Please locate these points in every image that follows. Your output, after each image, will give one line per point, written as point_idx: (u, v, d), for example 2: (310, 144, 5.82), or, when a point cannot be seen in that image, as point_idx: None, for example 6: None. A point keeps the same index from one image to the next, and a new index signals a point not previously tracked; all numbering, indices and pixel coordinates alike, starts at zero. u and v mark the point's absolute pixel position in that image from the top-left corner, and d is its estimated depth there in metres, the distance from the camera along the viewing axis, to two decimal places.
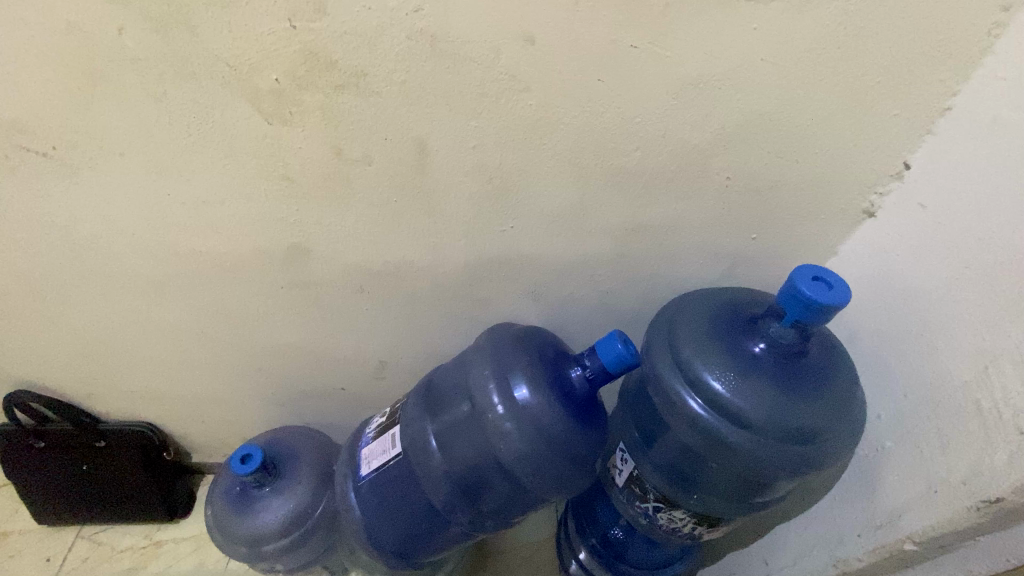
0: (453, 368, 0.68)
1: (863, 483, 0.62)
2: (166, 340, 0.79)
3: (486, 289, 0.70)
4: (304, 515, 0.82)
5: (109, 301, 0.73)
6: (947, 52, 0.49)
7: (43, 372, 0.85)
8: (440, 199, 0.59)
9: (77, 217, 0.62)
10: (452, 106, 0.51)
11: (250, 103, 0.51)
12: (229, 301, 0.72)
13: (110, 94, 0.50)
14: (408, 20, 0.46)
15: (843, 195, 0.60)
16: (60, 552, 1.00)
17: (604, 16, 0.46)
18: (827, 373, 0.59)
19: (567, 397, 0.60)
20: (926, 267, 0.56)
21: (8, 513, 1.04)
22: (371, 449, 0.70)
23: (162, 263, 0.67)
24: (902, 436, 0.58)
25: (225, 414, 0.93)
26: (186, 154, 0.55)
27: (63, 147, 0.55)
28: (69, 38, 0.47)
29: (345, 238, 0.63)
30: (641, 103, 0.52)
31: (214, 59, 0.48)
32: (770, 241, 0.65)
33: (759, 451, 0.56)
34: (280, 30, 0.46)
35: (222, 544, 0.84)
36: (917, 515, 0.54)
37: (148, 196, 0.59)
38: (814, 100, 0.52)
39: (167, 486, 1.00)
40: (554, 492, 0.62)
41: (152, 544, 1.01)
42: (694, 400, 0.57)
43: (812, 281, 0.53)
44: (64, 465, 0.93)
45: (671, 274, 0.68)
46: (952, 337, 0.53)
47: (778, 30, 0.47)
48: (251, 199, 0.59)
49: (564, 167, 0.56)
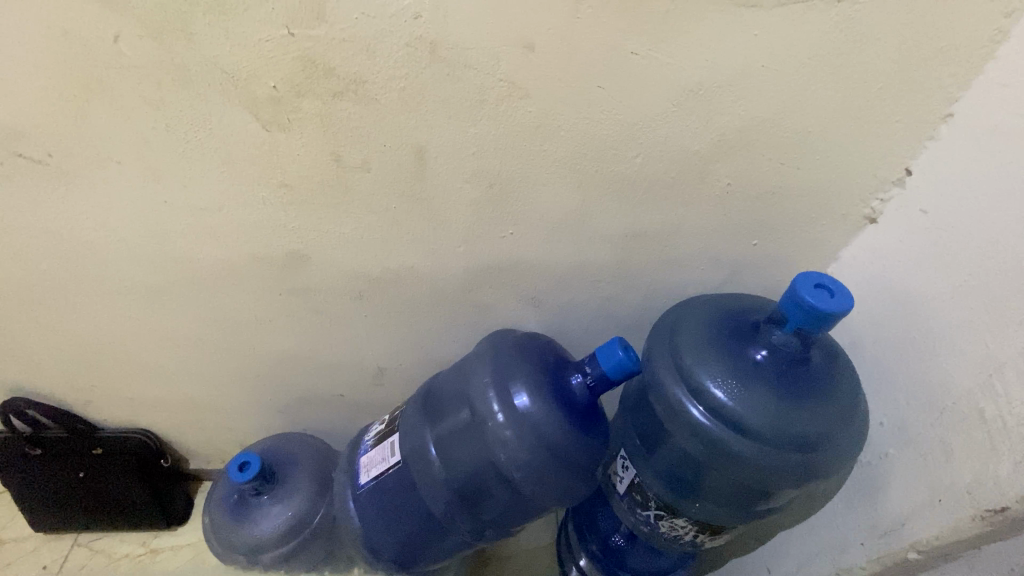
0: (453, 375, 0.67)
1: (865, 491, 0.62)
2: (164, 348, 0.78)
3: (486, 295, 0.69)
4: (303, 522, 0.81)
5: (107, 308, 0.72)
6: (949, 58, 0.49)
7: (39, 379, 0.84)
8: (439, 205, 0.59)
9: (75, 224, 0.61)
10: (452, 113, 0.51)
11: (249, 111, 0.51)
12: (227, 308, 0.71)
13: (106, 101, 0.50)
14: (408, 26, 0.45)
15: (843, 201, 0.60)
16: (57, 560, 0.99)
17: (604, 23, 0.46)
18: (828, 380, 0.58)
19: (567, 405, 0.59)
20: (928, 274, 0.56)
21: (5, 520, 1.03)
22: (370, 458, 0.70)
23: (160, 270, 0.67)
24: (905, 443, 0.58)
25: (222, 420, 0.92)
26: (183, 160, 0.55)
27: (60, 154, 0.54)
28: (65, 45, 0.46)
29: (345, 246, 0.63)
30: (642, 110, 0.51)
31: (212, 66, 0.48)
32: (771, 247, 0.64)
33: (761, 459, 0.56)
34: (277, 37, 0.46)
35: (221, 553, 0.83)
36: (920, 524, 0.54)
37: (145, 203, 0.59)
38: (817, 106, 0.51)
39: (165, 494, 0.99)
40: (555, 501, 0.61)
41: (150, 551, 1.00)
42: (695, 407, 0.57)
43: (813, 289, 0.53)
44: (60, 472, 0.93)
45: (671, 281, 0.68)
46: (955, 344, 0.53)
47: (778, 36, 0.47)
48: (248, 206, 0.59)
49: (565, 173, 0.56)
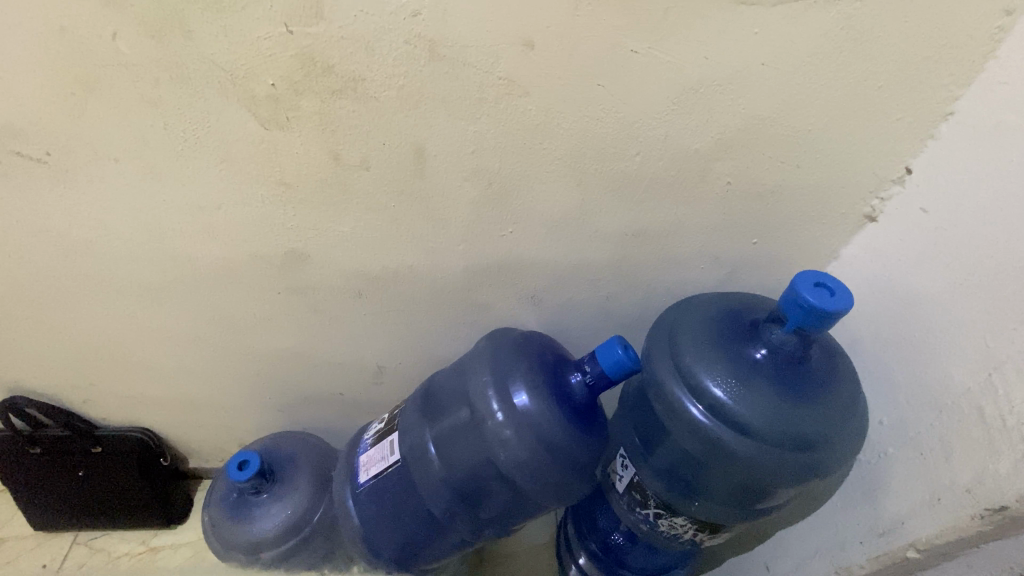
0: (452, 373, 0.67)
1: (864, 489, 0.62)
2: (164, 347, 0.78)
3: (486, 294, 0.69)
4: (303, 521, 0.81)
5: (106, 307, 0.72)
6: (950, 57, 0.49)
7: (39, 378, 0.84)
8: (438, 204, 0.59)
9: (73, 222, 0.61)
10: (451, 111, 0.51)
11: (248, 109, 0.51)
12: (226, 307, 0.71)
13: (104, 99, 0.50)
14: (407, 24, 0.45)
15: (843, 200, 0.60)
16: (57, 558, 0.99)
17: (604, 21, 0.45)
18: (828, 379, 0.58)
19: (567, 404, 0.59)
20: (928, 273, 0.56)
21: (5, 519, 1.03)
22: (370, 456, 0.69)
23: (159, 269, 0.67)
24: (905, 442, 0.58)
25: (221, 419, 0.92)
26: (182, 158, 0.55)
27: (58, 152, 0.54)
28: (63, 43, 0.46)
29: (344, 244, 0.63)
30: (641, 108, 0.51)
31: (210, 64, 0.47)
32: (771, 245, 0.64)
33: (760, 458, 0.56)
34: (276, 34, 0.46)
35: (220, 551, 0.83)
36: (920, 523, 0.54)
37: (144, 201, 0.59)
38: (817, 104, 0.51)
39: (164, 492, 0.99)
40: (554, 499, 0.61)
41: (149, 549, 1.00)
42: (695, 406, 0.57)
43: (813, 287, 0.53)
44: (59, 470, 0.93)
45: (671, 279, 0.68)
46: (955, 343, 0.52)
47: (778, 34, 0.46)
48: (247, 204, 0.59)
49: (564, 171, 0.56)
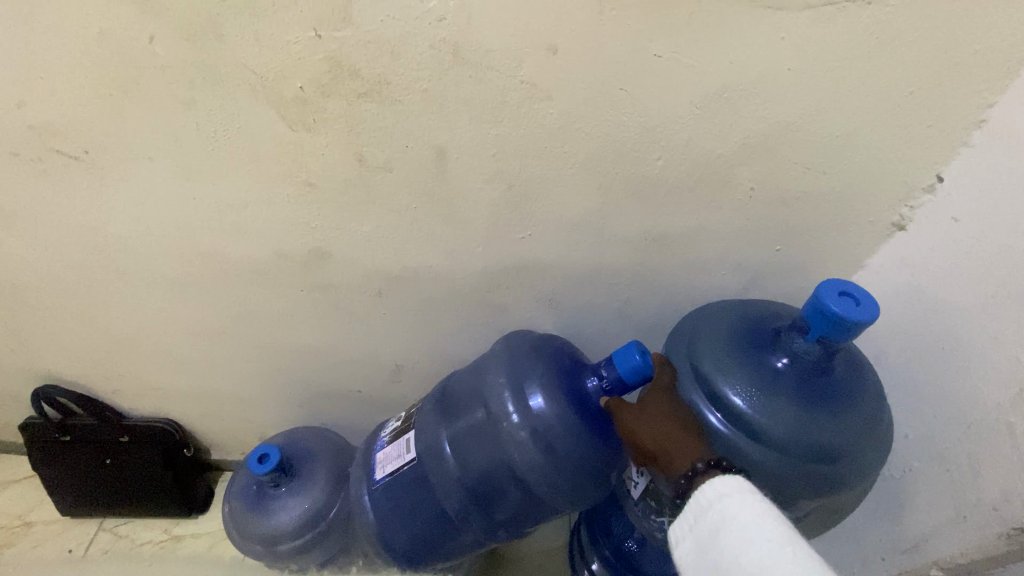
0: (469, 374, 0.67)
1: (890, 505, 0.61)
2: (190, 341, 0.80)
3: (504, 295, 0.69)
4: (319, 515, 0.83)
5: (136, 301, 0.74)
6: (985, 62, 0.47)
7: (70, 368, 0.87)
8: (459, 205, 0.59)
9: (107, 219, 0.63)
10: (473, 114, 0.51)
11: (275, 110, 0.52)
12: (249, 303, 0.73)
13: (140, 100, 0.52)
14: (432, 28, 0.46)
15: (870, 208, 0.59)
16: (82, 544, 1.02)
17: (627, 26, 0.45)
18: (851, 391, 0.57)
19: (582, 408, 0.59)
20: (956, 284, 0.55)
21: (35, 503, 1.07)
22: (386, 453, 0.70)
23: (187, 265, 0.68)
24: (931, 457, 0.57)
25: (242, 412, 0.94)
26: (211, 158, 0.56)
27: (95, 150, 0.56)
28: (102, 47, 0.48)
29: (365, 243, 0.64)
30: (665, 111, 0.51)
31: (242, 66, 0.49)
32: (795, 253, 0.63)
33: (778, 469, 0.55)
34: (305, 38, 0.47)
35: (239, 543, 0.85)
36: (947, 539, 0.53)
37: (174, 199, 0.60)
38: (844, 110, 0.51)
39: (186, 482, 1.01)
40: (568, 503, 0.61)
41: (169, 538, 1.02)
42: (713, 414, 0.56)
43: (837, 297, 0.52)
44: (87, 457, 0.96)
45: (692, 285, 0.67)
46: (984, 357, 0.51)
47: (805, 38, 0.46)
48: (273, 204, 0.60)
49: (585, 175, 0.56)
